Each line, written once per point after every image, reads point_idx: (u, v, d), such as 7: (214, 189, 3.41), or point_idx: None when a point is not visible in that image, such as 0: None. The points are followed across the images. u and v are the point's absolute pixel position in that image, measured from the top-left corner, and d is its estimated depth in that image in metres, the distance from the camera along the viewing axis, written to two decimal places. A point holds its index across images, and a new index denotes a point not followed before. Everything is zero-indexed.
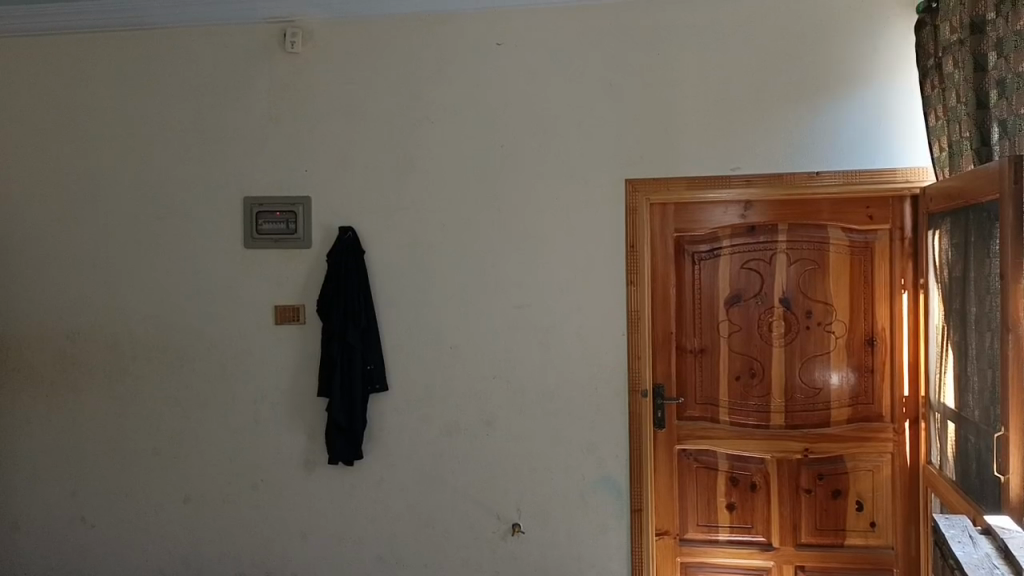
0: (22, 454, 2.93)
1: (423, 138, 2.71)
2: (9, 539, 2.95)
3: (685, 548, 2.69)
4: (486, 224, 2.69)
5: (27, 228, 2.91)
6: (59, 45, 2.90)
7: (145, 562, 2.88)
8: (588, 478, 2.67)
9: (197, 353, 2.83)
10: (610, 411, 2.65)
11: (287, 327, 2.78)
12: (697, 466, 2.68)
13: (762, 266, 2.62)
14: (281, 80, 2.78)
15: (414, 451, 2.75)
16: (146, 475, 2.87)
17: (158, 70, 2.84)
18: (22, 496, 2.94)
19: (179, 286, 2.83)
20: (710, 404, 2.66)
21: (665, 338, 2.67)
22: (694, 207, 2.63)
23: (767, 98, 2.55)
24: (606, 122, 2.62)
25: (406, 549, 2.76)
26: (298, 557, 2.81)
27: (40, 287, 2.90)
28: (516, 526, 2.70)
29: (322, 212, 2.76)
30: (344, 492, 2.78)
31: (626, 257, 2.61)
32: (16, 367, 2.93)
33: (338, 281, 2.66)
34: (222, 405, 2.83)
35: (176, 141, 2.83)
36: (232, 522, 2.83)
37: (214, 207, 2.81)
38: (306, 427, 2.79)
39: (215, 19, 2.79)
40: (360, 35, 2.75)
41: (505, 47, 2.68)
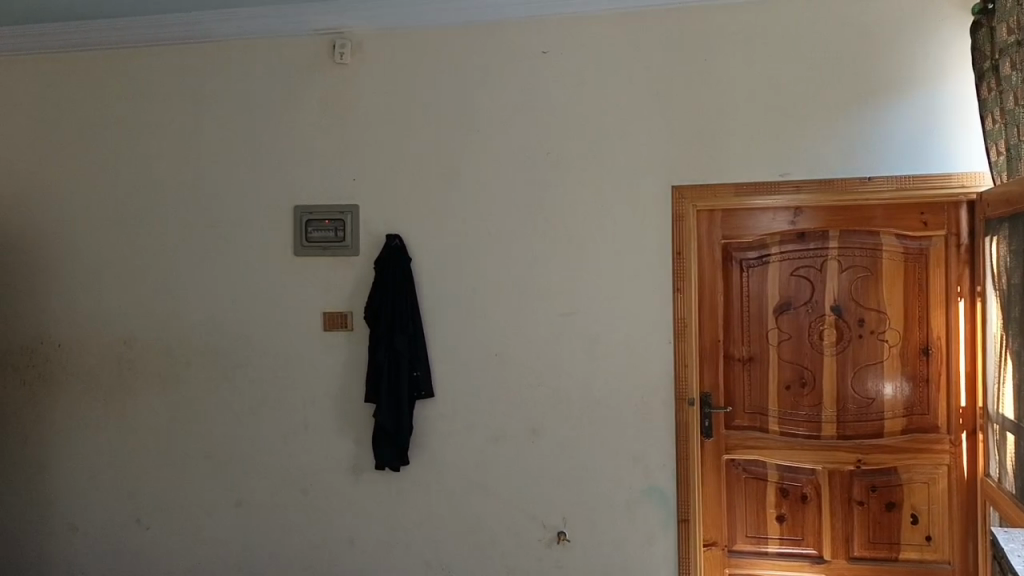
0: (81, 457, 3.01)
1: (470, 147, 2.73)
2: (68, 540, 3.03)
3: (734, 559, 2.65)
4: (533, 232, 2.69)
5: (85, 237, 2.99)
6: (118, 59, 2.98)
7: (197, 564, 2.93)
8: (634, 488, 2.65)
9: (249, 359, 2.89)
10: (657, 420, 2.63)
11: (337, 333, 2.82)
12: (746, 477, 2.64)
13: (813, 273, 2.57)
14: (330, 90, 2.82)
15: (460, 458, 2.76)
16: (198, 478, 2.93)
17: (211, 81, 2.91)
18: (81, 498, 3.02)
19: (231, 294, 2.89)
20: (760, 413, 2.62)
21: (713, 345, 2.64)
22: (743, 213, 2.60)
23: (816, 103, 2.51)
24: (653, 129, 2.61)
25: (452, 556, 2.77)
26: (346, 562, 2.84)
27: (98, 293, 2.99)
28: (562, 534, 2.69)
29: (370, 220, 2.79)
30: (392, 498, 2.80)
31: (673, 264, 2.59)
32: (76, 372, 3.02)
33: (385, 289, 2.68)
34: (273, 411, 2.87)
35: (229, 151, 2.89)
36: (282, 526, 2.87)
37: (265, 216, 2.86)
38: (354, 433, 2.82)
39: (267, 31, 2.85)
40: (408, 45, 2.78)
41: (550, 55, 2.68)
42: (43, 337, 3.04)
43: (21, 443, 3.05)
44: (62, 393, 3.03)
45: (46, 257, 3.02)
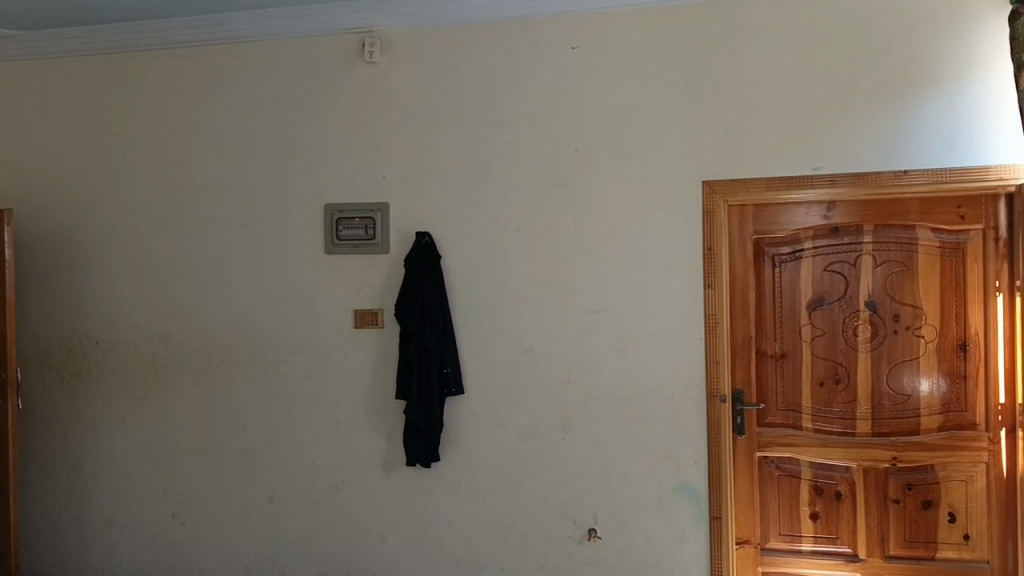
0: (118, 453, 3.06)
1: (499, 144, 2.73)
2: (106, 534, 3.09)
3: (767, 557, 2.62)
4: (562, 228, 2.69)
5: (121, 236, 3.04)
6: (151, 61, 3.02)
7: (232, 559, 2.97)
8: (665, 485, 2.64)
9: (281, 356, 2.91)
10: (688, 417, 2.61)
11: (368, 331, 2.83)
12: (779, 474, 2.61)
13: (847, 269, 2.54)
14: (360, 89, 2.84)
15: (491, 454, 2.76)
16: (232, 474, 2.96)
17: (242, 81, 2.94)
18: (118, 494, 3.07)
19: (263, 292, 2.92)
20: (793, 410, 2.59)
21: (745, 342, 2.61)
22: (775, 208, 2.57)
23: (849, 96, 2.48)
24: (683, 124, 2.59)
25: (483, 553, 2.78)
26: (378, 558, 2.86)
27: (134, 292, 3.03)
28: (593, 531, 2.69)
29: (399, 218, 2.80)
30: (423, 494, 2.82)
31: (704, 260, 2.57)
32: (113, 370, 3.06)
33: (415, 287, 2.69)
34: (305, 408, 2.90)
35: (261, 150, 2.92)
36: (315, 522, 2.90)
37: (296, 215, 2.89)
38: (385, 430, 2.84)
39: (297, 31, 2.86)
40: (436, 43, 2.78)
41: (579, 51, 2.67)
42: (80, 335, 3.09)
43: (61, 439, 3.12)
44: (99, 390, 3.08)
45: (83, 257, 3.07)
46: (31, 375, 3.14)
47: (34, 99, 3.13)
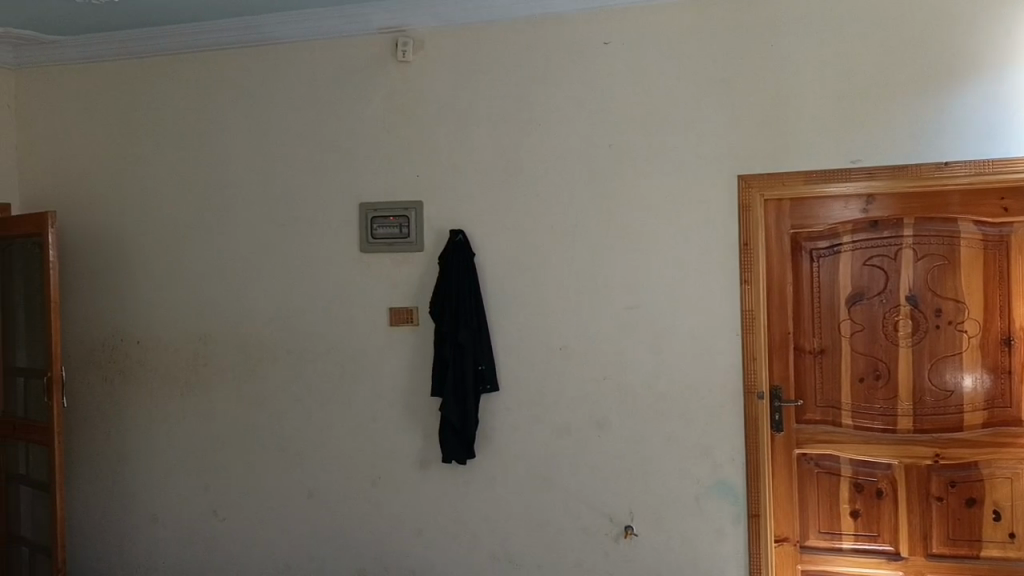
0: (160, 451, 3.12)
1: (532, 141, 2.73)
2: (149, 530, 3.14)
3: (806, 555, 2.59)
4: (596, 225, 2.68)
5: (161, 237, 3.09)
6: (188, 64, 3.06)
7: (271, 554, 3.01)
8: (702, 482, 2.62)
9: (318, 354, 2.94)
10: (725, 414, 2.59)
11: (403, 328, 2.85)
12: (818, 472, 2.58)
13: (887, 263, 2.49)
14: (393, 88, 2.85)
15: (526, 451, 2.76)
16: (271, 471, 3.00)
17: (277, 82, 2.96)
18: (160, 490, 3.13)
19: (300, 290, 2.95)
20: (832, 407, 2.55)
21: (783, 338, 2.58)
22: (812, 201, 2.53)
23: (887, 87, 2.44)
24: (718, 118, 2.57)
25: (520, 549, 2.78)
26: (415, 554, 2.88)
27: (174, 292, 3.08)
28: (629, 528, 2.68)
29: (434, 216, 2.81)
30: (459, 491, 2.83)
31: (740, 255, 2.55)
32: (154, 368, 3.12)
33: (450, 284, 2.70)
34: (342, 405, 2.92)
35: (296, 151, 2.95)
36: (352, 519, 2.93)
37: (331, 214, 2.91)
38: (421, 427, 2.85)
39: (330, 32, 2.88)
40: (469, 41, 2.78)
41: (612, 47, 2.66)
42: (122, 335, 3.15)
43: (105, 437, 3.19)
44: (141, 389, 3.14)
45: (125, 258, 3.13)
46: (77, 374, 3.21)
47: (76, 103, 3.19)
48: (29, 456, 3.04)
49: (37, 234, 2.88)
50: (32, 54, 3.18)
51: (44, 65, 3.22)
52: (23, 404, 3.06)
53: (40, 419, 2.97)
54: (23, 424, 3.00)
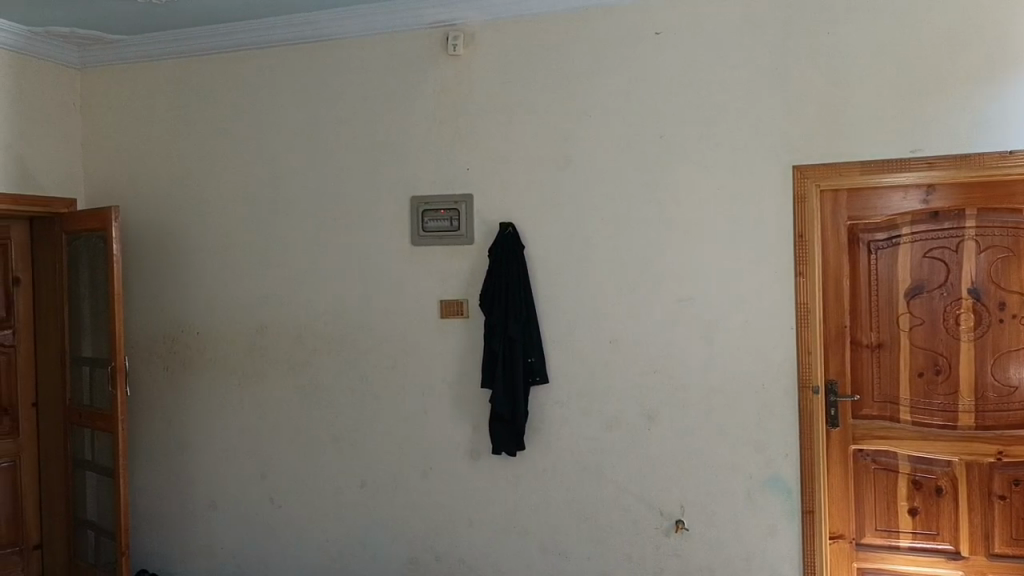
0: (218, 440, 3.19)
1: (583, 133, 2.72)
2: (208, 516, 3.22)
3: (861, 553, 2.54)
4: (647, 217, 2.66)
5: (219, 230, 3.16)
6: (244, 60, 3.12)
7: (325, 542, 3.06)
8: (755, 477, 2.59)
9: (370, 345, 2.98)
10: (780, 408, 2.56)
11: (453, 321, 2.87)
12: (875, 468, 2.52)
13: (948, 255, 2.42)
14: (444, 82, 2.87)
15: (575, 444, 2.76)
16: (324, 460, 3.05)
17: (330, 77, 3.00)
18: (218, 477, 3.20)
19: (353, 282, 2.99)
20: (890, 402, 2.50)
21: (839, 331, 2.53)
22: (870, 192, 2.47)
23: (949, 73, 2.37)
24: (772, 108, 2.53)
25: (570, 541, 2.78)
26: (465, 545, 2.90)
27: (231, 284, 3.15)
28: (680, 522, 2.66)
29: (484, 209, 2.83)
30: (509, 482, 2.84)
31: (795, 247, 2.51)
32: (213, 359, 3.19)
33: (500, 276, 2.73)
34: (394, 397, 2.96)
35: (348, 145, 2.98)
36: (404, 508, 2.96)
37: (383, 208, 2.95)
38: (471, 418, 2.87)
39: (381, 26, 2.91)
40: (519, 34, 2.78)
41: (664, 37, 2.63)
42: (182, 326, 3.23)
43: (167, 426, 3.28)
44: (201, 378, 3.21)
45: (184, 251, 3.21)
46: (140, 364, 3.31)
47: (138, 100, 3.28)
48: (94, 443, 3.15)
49: (102, 230, 2.98)
50: (98, 54, 3.28)
51: (109, 64, 3.31)
52: (89, 392, 3.16)
53: (104, 408, 3.06)
54: (89, 412, 3.10)
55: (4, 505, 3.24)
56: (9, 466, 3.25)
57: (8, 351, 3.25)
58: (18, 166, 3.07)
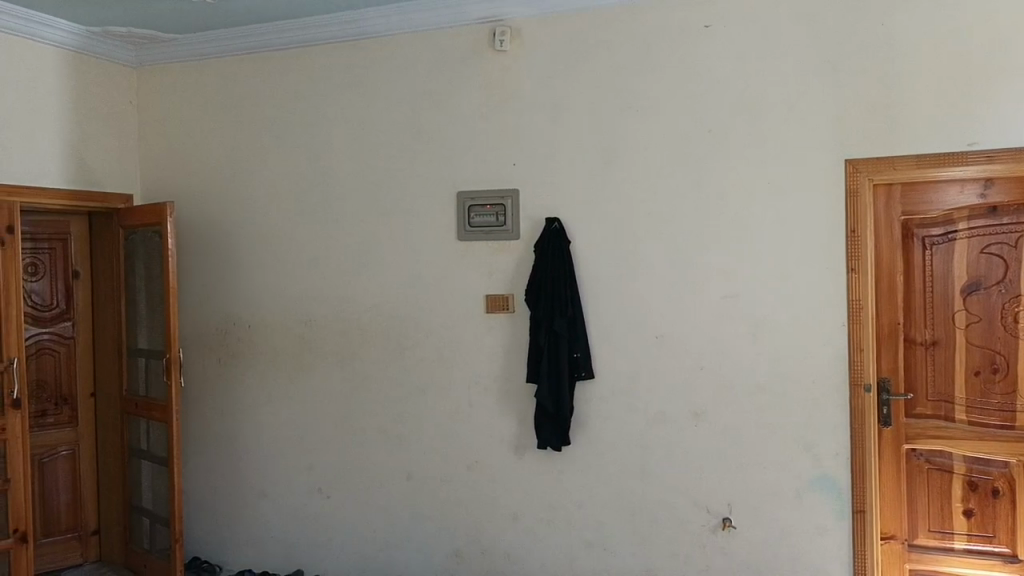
0: (269, 431, 3.25)
1: (630, 128, 2.70)
2: (258, 506, 3.28)
3: (914, 555, 2.49)
4: (695, 212, 2.64)
5: (270, 225, 3.21)
6: (294, 57, 3.16)
7: (372, 533, 3.10)
8: (804, 475, 2.56)
9: (416, 340, 3.01)
10: (829, 406, 2.52)
11: (499, 316, 2.89)
12: (929, 468, 2.47)
13: (1008, 251, 2.36)
14: (490, 77, 2.87)
15: (621, 440, 2.75)
16: (372, 453, 3.09)
17: (378, 73, 3.03)
18: (268, 468, 3.26)
19: (399, 277, 3.02)
20: (945, 401, 2.44)
21: (892, 328, 2.48)
22: (925, 186, 2.41)
23: (1009, 63, 2.30)
24: (823, 101, 2.48)
25: (615, 538, 2.78)
26: (510, 539, 2.91)
27: (280, 278, 3.20)
28: (727, 520, 2.64)
29: (529, 204, 2.83)
30: (553, 477, 2.84)
31: (847, 243, 2.47)
32: (263, 352, 3.25)
33: (546, 272, 2.73)
34: (440, 391, 2.98)
35: (396, 140, 3.01)
36: (449, 501, 2.98)
37: (429, 203, 2.97)
38: (516, 413, 2.88)
39: (429, 23, 2.92)
40: (566, 28, 2.77)
41: (713, 30, 2.60)
42: (234, 319, 3.29)
43: (219, 416, 3.34)
44: (251, 370, 3.27)
45: (235, 245, 3.27)
46: (193, 355, 3.38)
47: (191, 98, 3.34)
48: (149, 433, 3.23)
49: (158, 224, 3.05)
50: (153, 52, 3.35)
51: (163, 63, 3.38)
52: (144, 383, 3.24)
53: (159, 398, 3.14)
54: (144, 402, 3.18)
55: (64, 491, 3.35)
56: (69, 453, 3.36)
57: (67, 342, 3.35)
58: (77, 163, 3.16)
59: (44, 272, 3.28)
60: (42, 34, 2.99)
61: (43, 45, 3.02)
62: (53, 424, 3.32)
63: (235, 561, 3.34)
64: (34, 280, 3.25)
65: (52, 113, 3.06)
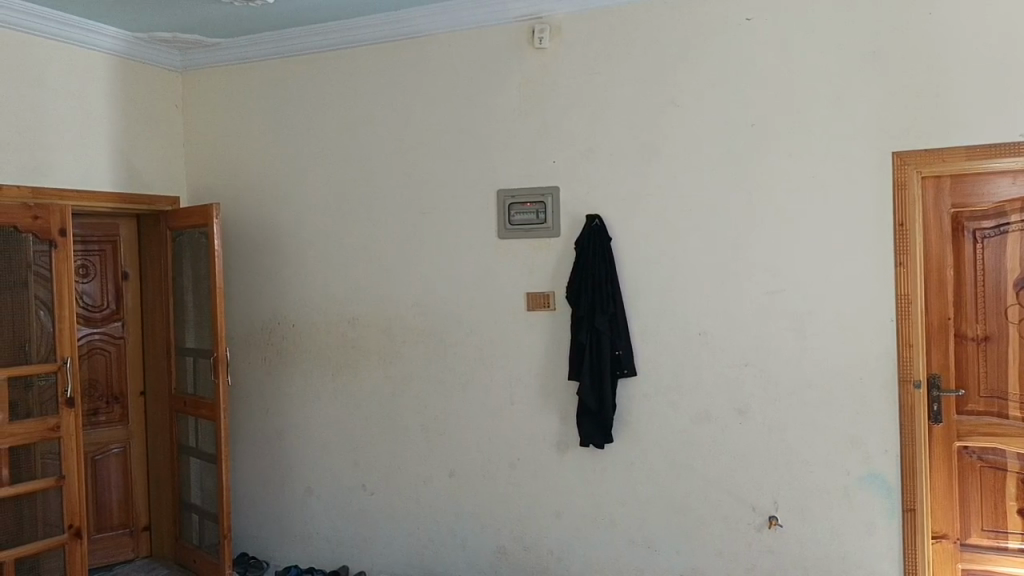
0: (313, 428, 3.29)
1: (671, 123, 2.69)
2: (304, 502, 3.33)
3: (967, 554, 2.44)
4: (737, 207, 2.61)
5: (312, 224, 3.25)
6: (335, 58, 3.19)
7: (416, 530, 3.12)
8: (852, 473, 2.52)
9: (458, 337, 3.02)
10: (878, 403, 2.48)
11: (540, 314, 2.89)
12: (982, 466, 2.42)
13: None
14: (530, 75, 2.87)
15: (663, 437, 2.74)
16: (414, 450, 3.11)
17: (418, 72, 3.05)
18: (313, 465, 3.30)
19: (440, 275, 3.04)
20: (997, 397, 2.38)
21: (942, 323, 2.43)
22: (976, 179, 2.37)
23: None
24: (869, 92, 2.44)
25: (658, 536, 2.76)
26: (553, 536, 2.91)
27: (324, 278, 3.24)
28: (773, 518, 2.61)
29: (570, 201, 2.83)
30: (596, 474, 2.83)
31: (895, 236, 2.43)
32: (307, 350, 3.29)
33: (588, 269, 2.72)
34: (482, 389, 2.99)
35: (435, 140, 3.03)
36: (492, 498, 2.99)
37: (470, 201, 2.98)
38: (558, 410, 2.88)
39: (468, 22, 2.93)
40: (606, 24, 2.76)
41: (755, 23, 2.57)
42: (278, 319, 3.34)
43: (265, 414, 3.39)
44: (296, 368, 3.32)
45: (279, 245, 3.32)
46: (240, 354, 3.44)
47: (235, 101, 3.39)
48: (198, 430, 3.28)
49: (205, 225, 3.10)
50: (197, 56, 3.40)
51: (207, 66, 3.44)
52: (193, 381, 3.30)
53: (207, 396, 3.20)
54: (193, 400, 3.24)
55: (116, 488, 3.42)
56: (120, 451, 3.44)
57: (118, 342, 3.43)
58: (126, 166, 3.23)
59: (96, 273, 3.36)
60: (91, 41, 3.05)
61: (91, 51, 3.08)
62: (105, 422, 3.40)
63: (281, 557, 3.38)
64: (86, 281, 3.33)
65: (102, 118, 3.13)
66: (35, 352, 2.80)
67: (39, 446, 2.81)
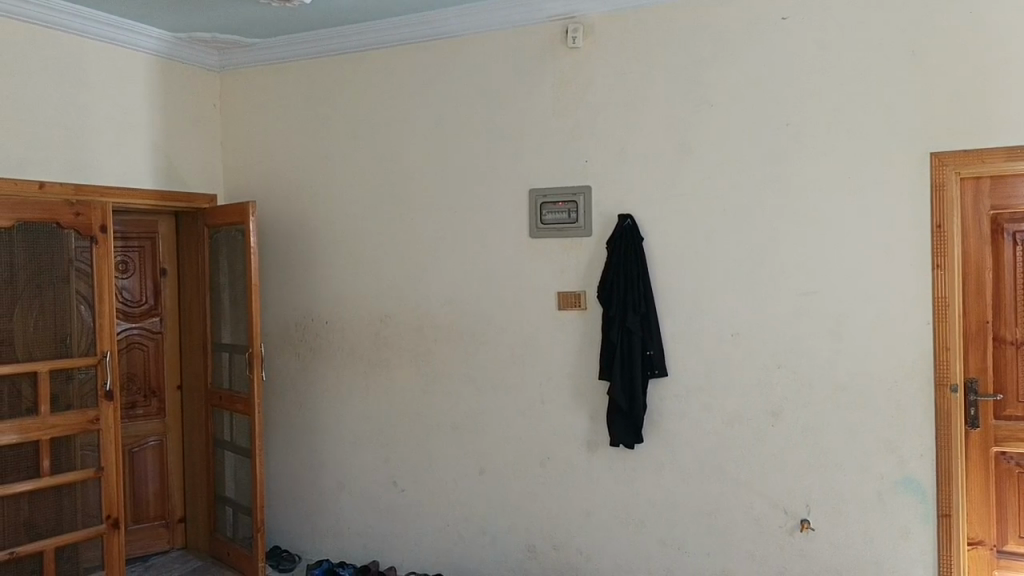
0: (346, 424, 3.32)
1: (704, 123, 2.67)
2: (336, 496, 3.36)
3: (1003, 561, 2.41)
4: (772, 208, 2.60)
5: (346, 222, 3.28)
6: (369, 57, 3.22)
7: (446, 526, 3.14)
8: (887, 478, 2.49)
9: (489, 336, 3.03)
10: (913, 407, 2.45)
11: (571, 313, 2.89)
12: (1020, 472, 2.39)
13: None
14: (562, 75, 2.88)
15: (695, 438, 2.73)
16: (445, 447, 3.13)
17: (451, 71, 3.07)
18: (345, 460, 3.33)
19: (472, 273, 3.05)
20: None
21: (980, 326, 2.40)
22: (1016, 180, 2.33)
23: None
24: (906, 92, 2.41)
25: (689, 537, 2.75)
26: (583, 535, 2.91)
27: (357, 275, 3.27)
28: (805, 521, 2.59)
29: (602, 201, 2.83)
30: (627, 474, 2.83)
31: (932, 238, 2.40)
32: (339, 346, 3.32)
33: (620, 269, 2.72)
34: (512, 387, 3.00)
35: (468, 139, 3.04)
36: (522, 496, 3.00)
37: (502, 200, 2.99)
38: (588, 409, 2.88)
39: (501, 23, 2.94)
40: (639, 24, 2.75)
41: (790, 22, 2.55)
42: (312, 316, 3.38)
43: (298, 409, 3.43)
44: (329, 364, 3.35)
45: (313, 242, 3.36)
46: (274, 350, 3.48)
47: (271, 100, 3.44)
48: (233, 424, 3.33)
49: (241, 223, 3.15)
50: (235, 56, 3.45)
51: (245, 66, 3.48)
52: (228, 376, 3.35)
53: (242, 391, 3.24)
54: (228, 395, 3.29)
55: (152, 480, 3.48)
56: (157, 444, 3.50)
57: (155, 337, 3.49)
58: (165, 164, 3.29)
59: (135, 269, 3.42)
60: (133, 41, 3.11)
61: (133, 51, 3.15)
62: (143, 415, 3.46)
63: (314, 551, 3.42)
64: (125, 277, 3.39)
65: (143, 117, 3.19)
66: (76, 346, 2.86)
67: (79, 438, 2.87)
